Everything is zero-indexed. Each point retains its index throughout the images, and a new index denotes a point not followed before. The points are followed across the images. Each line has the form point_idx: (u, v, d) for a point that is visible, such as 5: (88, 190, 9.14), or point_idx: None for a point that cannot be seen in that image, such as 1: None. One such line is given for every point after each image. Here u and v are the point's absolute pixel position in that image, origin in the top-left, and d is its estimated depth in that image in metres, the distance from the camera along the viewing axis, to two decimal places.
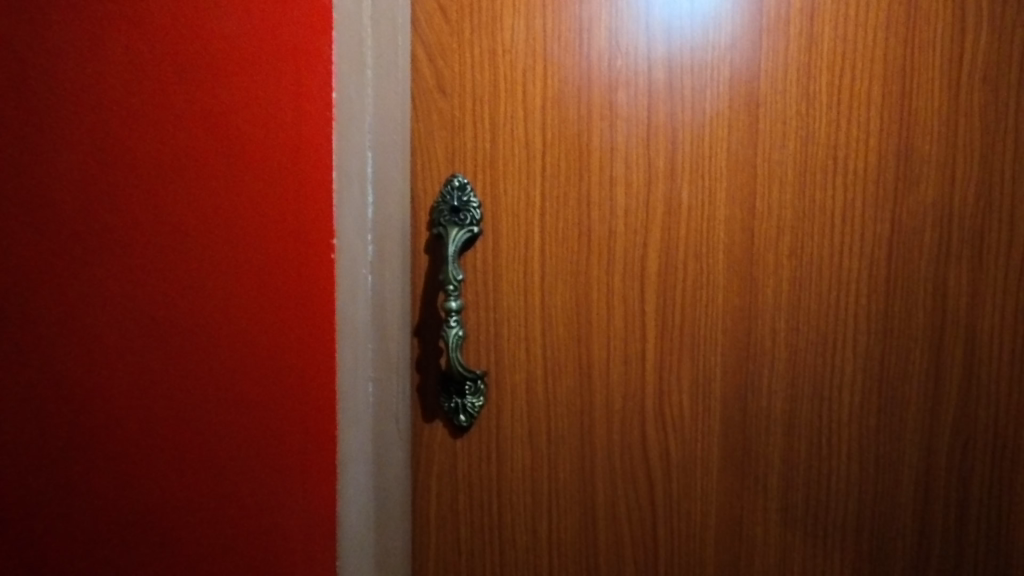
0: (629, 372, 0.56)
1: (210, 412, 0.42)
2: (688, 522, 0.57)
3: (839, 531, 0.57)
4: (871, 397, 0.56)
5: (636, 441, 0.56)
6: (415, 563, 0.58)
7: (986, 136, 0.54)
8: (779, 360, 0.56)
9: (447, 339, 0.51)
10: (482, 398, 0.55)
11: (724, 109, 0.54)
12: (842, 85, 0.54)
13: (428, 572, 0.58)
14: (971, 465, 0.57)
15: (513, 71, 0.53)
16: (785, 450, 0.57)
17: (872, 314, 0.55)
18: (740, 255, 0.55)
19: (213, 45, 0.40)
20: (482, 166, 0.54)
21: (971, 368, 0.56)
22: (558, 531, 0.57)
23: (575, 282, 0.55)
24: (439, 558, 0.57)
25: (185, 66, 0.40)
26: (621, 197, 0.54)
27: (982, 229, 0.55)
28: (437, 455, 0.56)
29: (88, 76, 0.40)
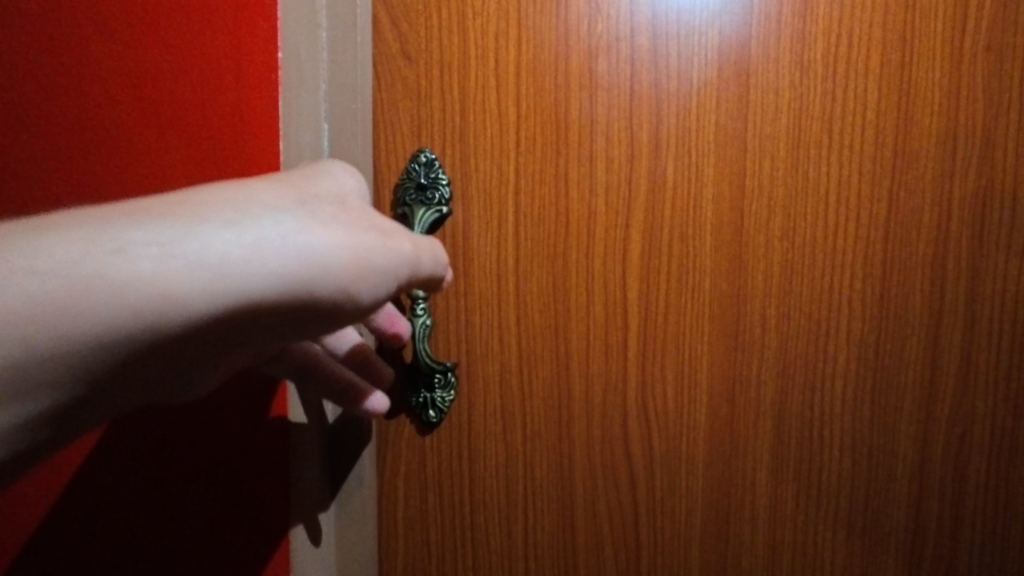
0: (610, 363, 0.52)
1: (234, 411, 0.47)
2: (672, 522, 0.54)
3: (830, 530, 0.54)
4: (864, 388, 0.53)
5: (617, 436, 0.53)
6: (383, 567, 0.54)
7: (990, 109, 0.51)
8: (770, 349, 0.52)
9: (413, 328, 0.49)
10: (452, 392, 0.51)
11: (712, 79, 0.50)
12: (838, 52, 0.50)
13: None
14: (967, 460, 0.54)
15: (484, 37, 0.49)
16: (774, 444, 0.53)
17: (867, 300, 0.52)
18: (729, 237, 0.51)
19: (162, 17, 0.42)
20: (451, 139, 0.50)
21: (969, 357, 0.53)
22: (533, 533, 0.54)
23: (551, 266, 0.51)
24: (408, 562, 0.54)
25: (131, 37, 0.43)
26: (602, 174, 0.50)
27: (985, 210, 0.52)
28: (404, 453, 0.53)
29: (55, 51, 0.44)
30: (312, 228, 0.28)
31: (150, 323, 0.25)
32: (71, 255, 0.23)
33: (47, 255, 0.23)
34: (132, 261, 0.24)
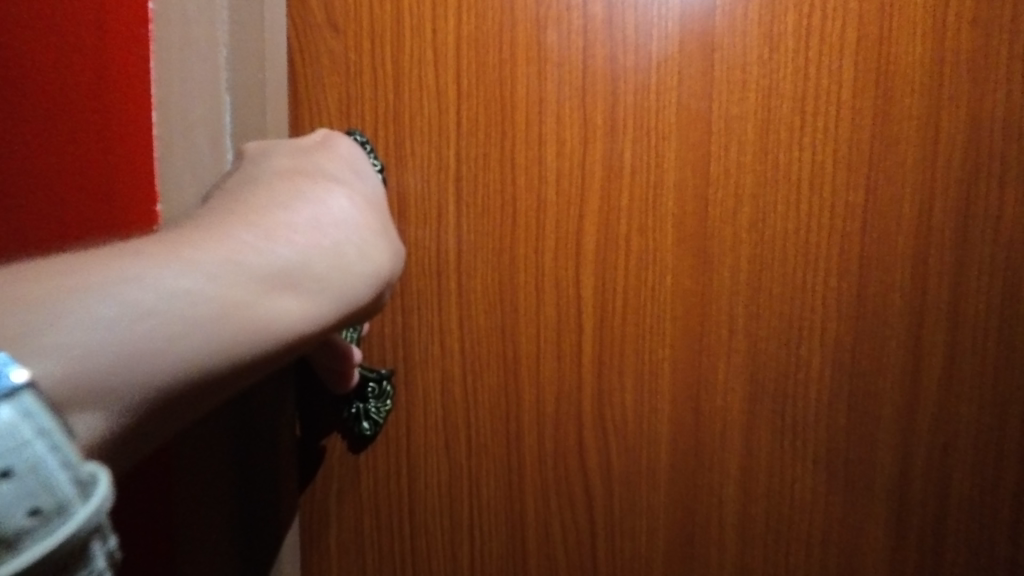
0: (563, 369, 0.47)
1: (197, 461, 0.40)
2: (633, 542, 0.49)
3: (803, 550, 0.50)
4: (840, 395, 0.48)
5: (572, 449, 0.48)
6: None
7: (975, 89, 0.47)
8: (738, 352, 0.47)
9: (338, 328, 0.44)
10: (388, 401, 0.45)
11: (673, 53, 0.45)
12: (812, 26, 0.45)
13: None
14: (951, 471, 0.50)
15: (420, 5, 0.44)
16: (743, 457, 0.48)
17: (844, 298, 0.47)
18: (693, 229, 0.46)
19: None
20: (384, 120, 0.44)
21: (953, 359, 0.49)
22: (481, 556, 0.49)
23: (498, 262, 0.46)
24: None
25: None
26: (552, 159, 0.45)
27: (969, 199, 0.48)
28: (335, 472, 0.48)
29: None
30: (364, 252, 0.30)
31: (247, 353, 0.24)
32: (190, 281, 0.23)
33: (170, 280, 0.23)
34: (241, 290, 0.24)
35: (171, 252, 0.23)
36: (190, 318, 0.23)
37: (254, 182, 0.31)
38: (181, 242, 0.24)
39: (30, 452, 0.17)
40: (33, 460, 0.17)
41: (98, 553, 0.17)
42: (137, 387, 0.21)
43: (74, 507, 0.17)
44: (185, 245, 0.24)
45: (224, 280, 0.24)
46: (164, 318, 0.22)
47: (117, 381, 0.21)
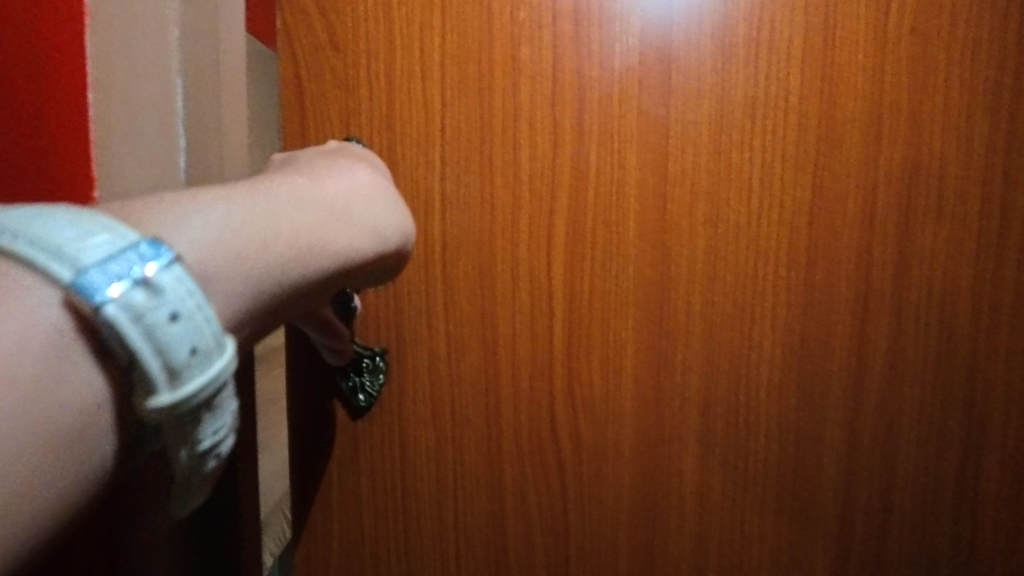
0: (537, 349, 0.52)
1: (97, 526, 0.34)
2: (600, 506, 0.54)
3: (757, 516, 0.55)
4: (789, 375, 0.53)
5: (545, 421, 0.53)
6: (316, 549, 0.55)
7: (914, 95, 0.51)
8: (695, 335, 0.52)
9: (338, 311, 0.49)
10: (381, 376, 0.52)
11: (634, 65, 0.50)
12: (762, 39, 0.50)
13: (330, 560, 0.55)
14: (895, 445, 0.54)
15: (409, 24, 0.49)
16: (701, 430, 0.54)
17: (793, 287, 0.52)
18: (654, 223, 0.51)
19: None
20: (376, 126, 0.50)
21: (896, 342, 0.53)
22: (464, 517, 0.54)
23: (478, 252, 0.51)
24: (342, 546, 0.55)
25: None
26: (526, 161, 0.51)
27: (910, 196, 0.52)
28: (336, 439, 0.53)
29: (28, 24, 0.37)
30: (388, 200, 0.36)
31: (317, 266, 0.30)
32: (268, 204, 0.28)
33: (256, 202, 0.28)
34: (308, 214, 0.30)
35: (249, 186, 0.29)
36: (276, 228, 0.28)
37: (269, 165, 0.36)
38: (243, 184, 0.29)
39: (189, 305, 0.22)
40: (193, 310, 0.22)
41: (225, 401, 0.24)
42: (242, 278, 0.26)
43: (215, 355, 0.22)
44: (256, 182, 0.30)
45: (294, 207, 0.29)
46: (256, 224, 0.27)
47: (230, 272, 0.26)
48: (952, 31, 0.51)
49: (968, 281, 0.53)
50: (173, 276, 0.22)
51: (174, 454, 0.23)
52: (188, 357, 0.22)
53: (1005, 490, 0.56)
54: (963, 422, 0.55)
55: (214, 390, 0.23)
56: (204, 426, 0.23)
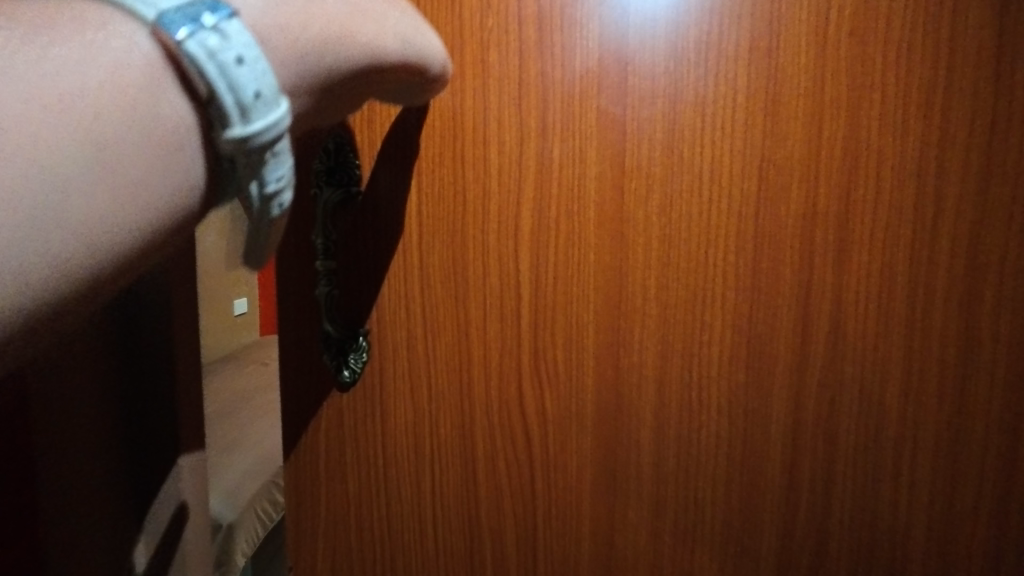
0: (506, 329, 0.59)
1: (70, 387, 0.62)
2: (565, 474, 0.61)
3: (709, 487, 0.60)
4: (739, 354, 0.58)
5: (513, 397, 0.60)
6: (314, 493, 0.66)
7: (854, 92, 0.53)
8: (651, 316, 0.58)
9: (319, 295, 0.60)
10: (365, 354, 0.62)
11: (593, 68, 0.55)
12: (711, 41, 0.54)
13: (325, 508, 0.66)
14: (837, 423, 0.58)
15: None
16: (657, 405, 0.59)
17: (741, 273, 0.56)
18: (612, 213, 0.56)
19: None
20: (361, 131, 0.59)
21: (837, 326, 0.57)
22: (441, 481, 0.62)
23: (451, 241, 0.59)
24: (332, 494, 0.66)
25: None
26: (495, 156, 0.57)
27: (850, 188, 0.55)
28: (330, 408, 0.64)
29: None
30: (393, 15, 0.46)
31: (328, 52, 0.39)
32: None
33: None
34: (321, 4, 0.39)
35: None
36: (296, 12, 0.37)
37: None
38: None
39: (257, 54, 0.32)
40: (263, 62, 0.32)
41: (281, 146, 0.34)
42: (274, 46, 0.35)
43: (275, 106, 0.33)
44: None
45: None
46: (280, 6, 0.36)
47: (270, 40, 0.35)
48: (895, 31, 0.52)
49: (906, 267, 0.55)
50: (237, 29, 0.32)
51: (243, 177, 0.34)
52: (255, 99, 0.32)
53: (944, 470, 0.57)
54: (903, 402, 0.57)
55: (276, 134, 0.33)
56: (267, 155, 0.34)
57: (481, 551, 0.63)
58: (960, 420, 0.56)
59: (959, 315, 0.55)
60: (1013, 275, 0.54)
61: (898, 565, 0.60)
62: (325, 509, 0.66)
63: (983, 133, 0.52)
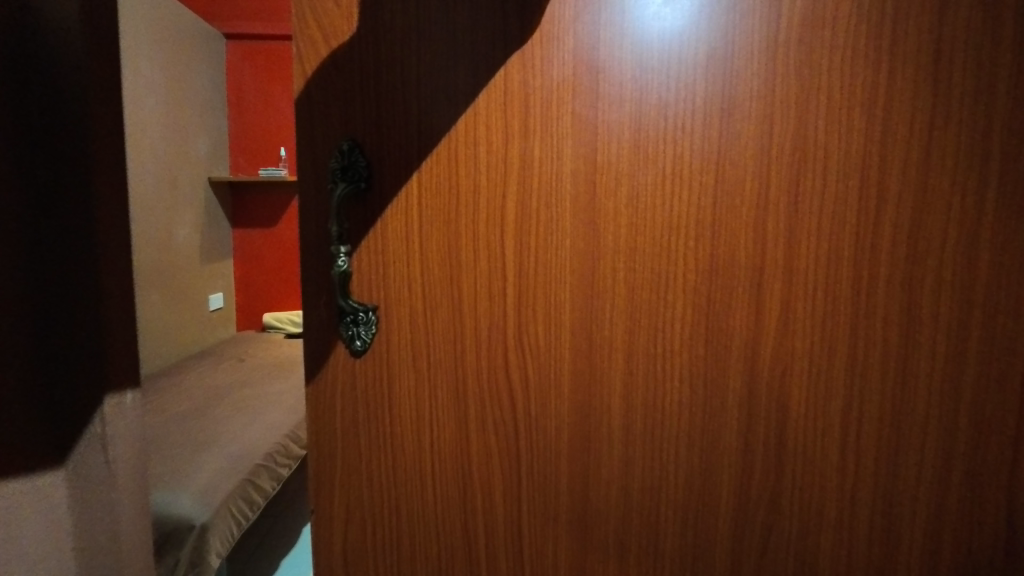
0: (493, 306, 0.66)
1: None
2: (545, 435, 0.68)
3: (672, 448, 0.68)
4: (699, 329, 0.65)
5: (500, 365, 0.67)
6: (322, 462, 0.70)
7: (800, 95, 0.61)
8: (619, 296, 0.65)
9: (337, 276, 0.64)
10: (374, 328, 0.67)
11: (569, 76, 0.62)
12: (671, 53, 0.61)
13: (334, 470, 0.70)
14: (788, 390, 0.66)
15: (393, 50, 0.64)
16: (625, 373, 0.67)
17: (699, 256, 0.64)
18: (584, 207, 0.64)
19: None
20: (368, 131, 0.64)
21: (787, 302, 0.65)
22: (438, 441, 0.69)
23: (446, 229, 0.66)
24: (344, 459, 0.70)
25: None
26: (483, 154, 0.64)
27: (800, 178, 0.62)
28: (341, 375, 0.68)
29: None
30: None
31: None
32: None
33: None
34: None
35: None
36: None
37: None
38: None
39: None
40: None
41: None
42: None
43: None
44: None
45: None
46: None
47: None
48: (836, 41, 0.60)
49: (851, 251, 0.63)
50: None
51: None
52: None
53: (886, 425, 0.66)
54: (848, 371, 0.65)
55: None
56: None
57: (475, 514, 0.70)
58: (904, 388, 0.65)
59: (900, 295, 0.64)
60: (950, 256, 0.63)
61: (848, 506, 0.68)
62: (338, 482, 0.70)
63: (920, 132, 0.61)
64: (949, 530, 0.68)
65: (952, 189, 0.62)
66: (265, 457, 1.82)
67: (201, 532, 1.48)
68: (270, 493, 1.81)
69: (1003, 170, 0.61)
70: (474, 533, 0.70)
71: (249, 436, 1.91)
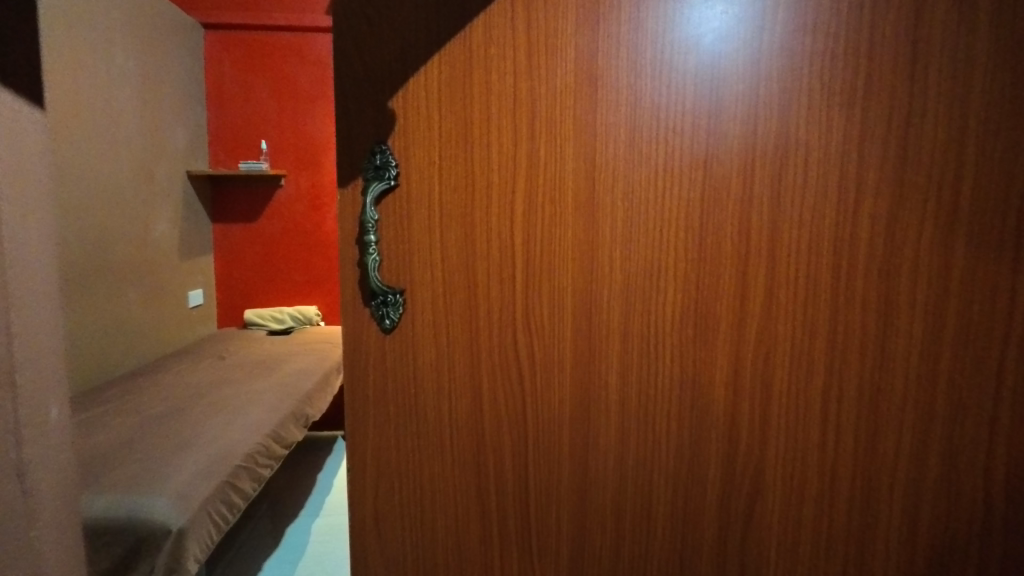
0: (504, 291, 0.73)
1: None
2: (549, 409, 0.75)
3: (664, 419, 0.74)
4: (688, 312, 0.72)
5: (510, 344, 0.74)
6: (356, 427, 0.76)
7: (784, 97, 0.67)
8: (616, 284, 0.72)
9: (367, 263, 0.71)
10: (401, 309, 0.73)
11: (570, 83, 0.69)
12: (664, 61, 0.68)
13: (364, 435, 0.76)
14: (772, 369, 0.73)
15: (417, 60, 0.70)
16: (621, 353, 0.73)
17: (689, 246, 0.71)
18: (584, 201, 0.71)
19: None
20: (393, 133, 0.71)
21: (770, 288, 0.71)
22: (455, 411, 0.75)
23: (462, 221, 0.72)
24: (374, 424, 0.76)
25: None
26: (496, 154, 0.70)
27: (780, 175, 0.69)
28: (370, 352, 0.75)
29: None
30: None
31: None
32: None
33: None
34: None
35: None
36: None
37: None
38: None
39: None
40: None
41: None
42: None
43: None
44: None
45: None
46: None
47: None
48: (813, 52, 0.67)
49: (830, 240, 0.70)
50: None
51: None
52: None
53: (863, 396, 0.73)
54: (826, 351, 0.72)
55: None
56: None
57: (487, 481, 0.76)
58: (881, 369, 0.72)
59: (878, 282, 0.70)
60: (925, 247, 0.70)
61: (828, 471, 0.75)
62: (369, 444, 0.76)
63: (896, 129, 0.68)
64: (925, 490, 0.75)
65: (929, 182, 0.69)
66: (243, 459, 1.85)
67: (177, 536, 1.47)
68: (244, 499, 1.85)
69: (976, 168, 0.68)
70: (487, 499, 0.77)
71: (226, 437, 1.93)
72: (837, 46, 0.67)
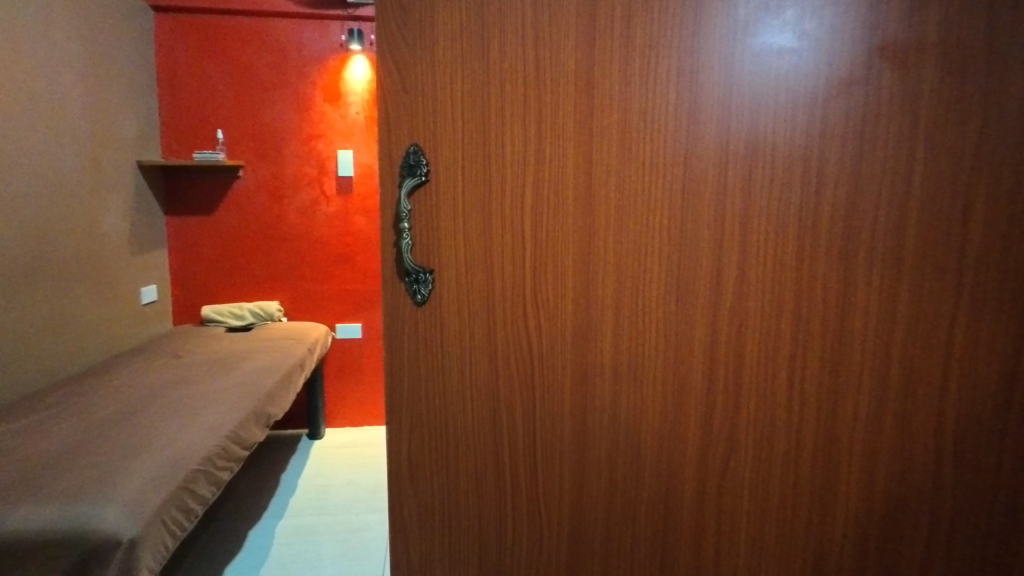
0: (514, 272, 0.83)
1: None
2: (551, 376, 0.85)
3: (650, 383, 0.85)
4: (670, 290, 0.83)
5: (519, 318, 0.84)
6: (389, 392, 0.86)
7: (752, 103, 0.78)
8: (609, 265, 0.82)
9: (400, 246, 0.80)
10: (431, 287, 0.82)
11: (570, 91, 0.78)
12: (652, 71, 0.78)
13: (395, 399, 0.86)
14: (744, 340, 0.84)
15: (445, 70, 0.78)
16: (614, 326, 0.84)
17: (671, 232, 0.81)
18: (582, 193, 0.81)
19: None
20: (423, 134, 0.79)
21: (743, 269, 0.82)
22: (473, 375, 0.85)
23: (480, 211, 0.81)
24: (406, 390, 0.85)
25: None
26: (508, 152, 0.80)
27: (750, 169, 0.79)
28: (399, 327, 0.84)
29: None
30: None
31: None
32: None
33: None
34: None
35: None
36: None
37: None
38: None
39: None
40: None
41: None
42: None
43: None
44: None
45: None
46: None
47: None
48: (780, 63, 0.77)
49: (795, 226, 0.80)
50: None
51: None
52: None
53: (826, 363, 0.84)
54: (793, 322, 0.83)
55: None
56: None
57: (501, 437, 0.86)
58: (841, 338, 0.83)
59: (838, 262, 0.81)
60: (880, 231, 0.80)
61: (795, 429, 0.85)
62: (401, 410, 0.86)
63: (855, 128, 0.78)
64: (881, 446, 0.85)
65: (884, 175, 0.79)
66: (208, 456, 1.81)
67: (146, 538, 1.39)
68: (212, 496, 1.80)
69: (926, 163, 0.78)
70: (501, 454, 0.86)
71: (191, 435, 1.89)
72: (802, 53, 0.77)
